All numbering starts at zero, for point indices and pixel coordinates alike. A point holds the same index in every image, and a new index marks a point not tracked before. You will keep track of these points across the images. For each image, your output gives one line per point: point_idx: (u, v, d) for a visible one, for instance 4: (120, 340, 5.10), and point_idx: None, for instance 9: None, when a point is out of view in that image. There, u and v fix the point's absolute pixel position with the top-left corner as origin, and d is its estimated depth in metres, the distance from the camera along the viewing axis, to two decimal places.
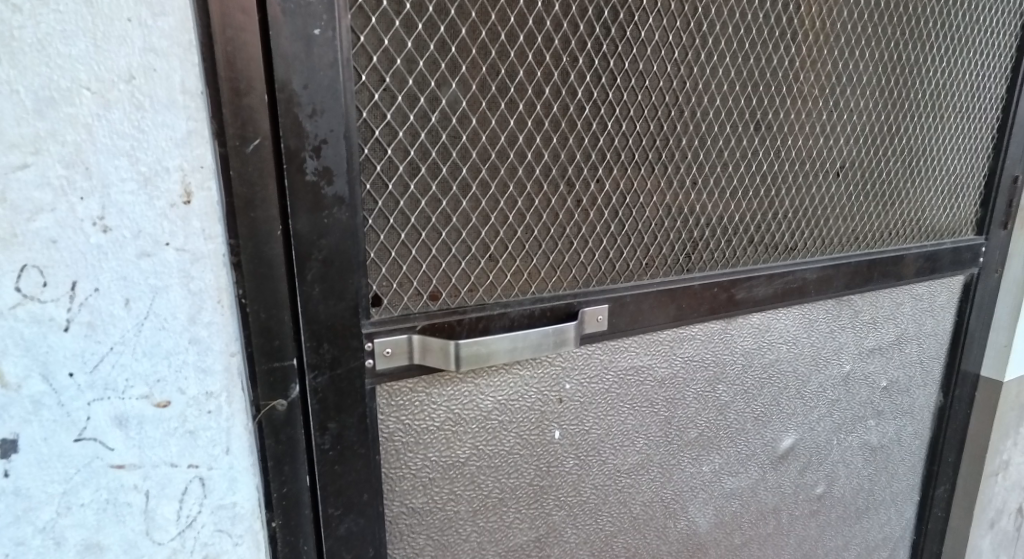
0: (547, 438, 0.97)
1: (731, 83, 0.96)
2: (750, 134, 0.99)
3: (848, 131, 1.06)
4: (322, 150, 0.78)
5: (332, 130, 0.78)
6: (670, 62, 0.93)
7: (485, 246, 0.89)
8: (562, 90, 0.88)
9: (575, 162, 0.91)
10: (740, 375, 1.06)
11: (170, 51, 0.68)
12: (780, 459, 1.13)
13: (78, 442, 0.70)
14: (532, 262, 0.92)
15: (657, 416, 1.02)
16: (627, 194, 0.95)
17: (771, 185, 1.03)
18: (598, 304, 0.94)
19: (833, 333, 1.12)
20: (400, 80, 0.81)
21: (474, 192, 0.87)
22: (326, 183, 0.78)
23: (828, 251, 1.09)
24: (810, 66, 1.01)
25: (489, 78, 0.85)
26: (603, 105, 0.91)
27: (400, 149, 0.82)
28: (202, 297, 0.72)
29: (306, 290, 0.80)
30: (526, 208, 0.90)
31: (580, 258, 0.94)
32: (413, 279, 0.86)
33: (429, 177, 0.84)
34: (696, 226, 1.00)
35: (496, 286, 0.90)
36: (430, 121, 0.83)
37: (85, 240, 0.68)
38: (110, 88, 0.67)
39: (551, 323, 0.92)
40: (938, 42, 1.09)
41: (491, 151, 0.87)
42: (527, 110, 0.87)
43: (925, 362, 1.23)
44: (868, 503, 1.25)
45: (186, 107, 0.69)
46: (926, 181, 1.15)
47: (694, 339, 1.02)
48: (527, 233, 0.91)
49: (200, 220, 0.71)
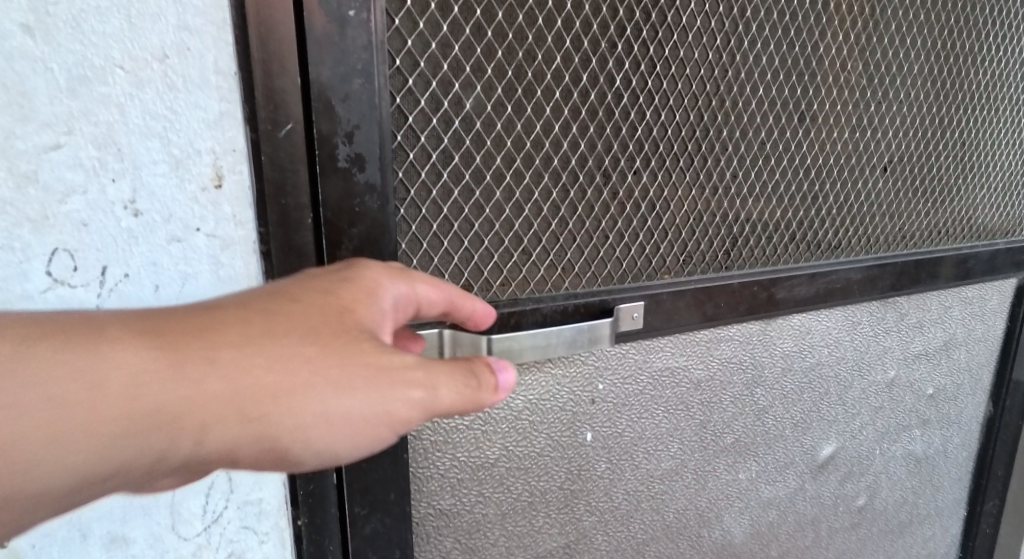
0: (579, 440, 0.94)
1: (775, 72, 0.93)
2: (795, 124, 0.96)
3: (896, 124, 1.02)
4: (355, 136, 0.76)
5: (365, 115, 0.76)
6: (712, 49, 0.90)
7: (519, 240, 0.87)
8: (600, 77, 0.85)
9: (612, 152, 0.89)
10: (779, 379, 1.02)
11: (204, 29, 0.67)
12: (819, 468, 1.08)
13: None
14: (566, 257, 0.90)
15: (692, 420, 0.99)
16: (665, 186, 0.92)
17: (814, 180, 0.99)
18: (633, 300, 0.92)
19: (879, 336, 1.06)
20: (435, 65, 0.79)
21: (508, 182, 0.85)
22: (358, 170, 0.77)
23: (873, 251, 1.05)
24: (859, 54, 0.97)
25: (526, 64, 0.82)
26: (642, 93, 0.88)
27: (433, 136, 0.80)
28: (232, 284, 0.72)
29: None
30: (561, 199, 0.88)
31: (615, 253, 0.92)
32: (445, 271, 0.84)
33: (462, 166, 0.82)
34: (735, 222, 0.97)
35: (528, 280, 0.89)
36: (464, 109, 0.81)
37: (115, 224, 0.67)
38: (143, 67, 0.65)
39: (585, 320, 0.90)
40: (992, 31, 1.05)
41: (526, 140, 0.84)
42: (564, 99, 0.85)
43: (975, 370, 1.16)
44: (913, 518, 1.19)
45: (219, 88, 0.69)
46: (977, 179, 1.10)
47: (732, 340, 0.99)
48: (561, 226, 0.89)
49: (230, 206, 0.71)
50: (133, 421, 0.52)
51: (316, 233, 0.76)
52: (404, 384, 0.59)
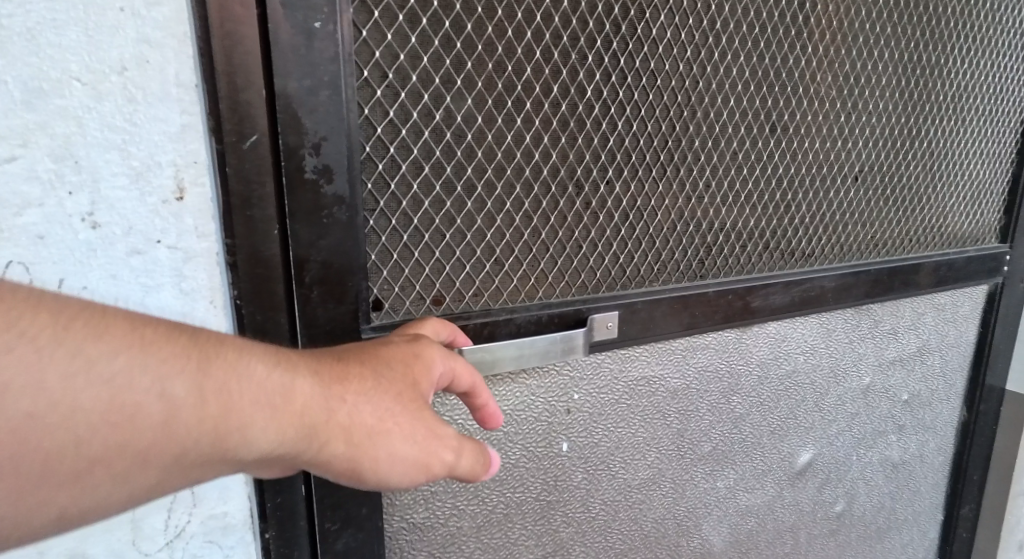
0: (555, 450, 0.93)
1: (745, 84, 0.93)
2: (766, 135, 0.96)
3: (867, 134, 1.02)
4: (321, 149, 0.75)
5: (331, 126, 0.75)
6: (683, 60, 0.90)
7: (491, 250, 0.86)
8: (571, 88, 0.85)
9: (585, 163, 0.88)
10: (756, 387, 1.02)
11: (164, 43, 0.66)
12: (797, 475, 1.06)
13: None
14: (538, 267, 0.89)
15: (669, 428, 0.99)
16: (638, 196, 0.92)
17: (787, 190, 0.99)
18: (608, 311, 0.91)
19: (853, 344, 1.06)
20: (403, 76, 0.78)
21: (480, 193, 0.84)
22: (325, 181, 0.76)
23: (847, 258, 1.04)
24: (828, 66, 0.97)
25: (496, 75, 0.82)
26: (613, 104, 0.88)
27: (403, 147, 0.80)
28: (194, 296, 0.71)
29: (304, 293, 0.77)
30: (533, 210, 0.87)
31: (590, 263, 0.92)
32: (416, 282, 0.84)
33: (432, 177, 0.81)
34: (710, 231, 0.97)
35: (501, 290, 0.88)
36: (434, 120, 0.80)
37: (73, 237, 0.66)
38: (102, 79, 0.64)
39: (560, 330, 0.89)
40: (960, 43, 1.05)
41: (497, 151, 0.84)
42: (534, 109, 0.84)
43: (948, 375, 1.13)
44: (891, 523, 1.15)
45: (181, 101, 0.67)
46: (954, 188, 1.10)
47: (708, 348, 0.99)
48: (535, 236, 0.88)
49: (193, 218, 0.69)
50: (285, 442, 0.55)
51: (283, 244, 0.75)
52: (467, 467, 0.63)
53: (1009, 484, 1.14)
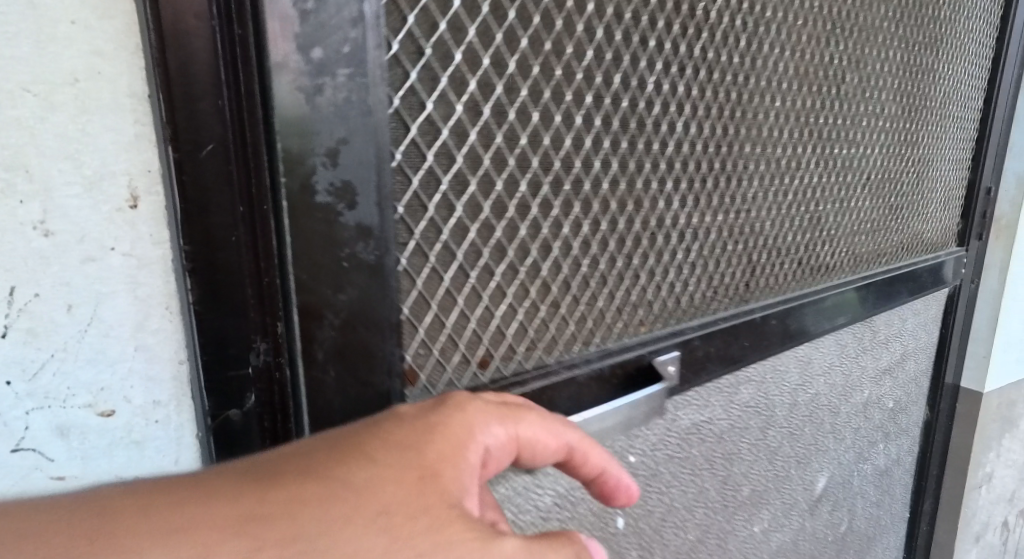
0: (611, 528, 0.76)
1: (788, 81, 0.81)
2: (805, 139, 0.85)
3: (881, 139, 0.94)
4: (338, 156, 0.55)
5: (352, 123, 0.55)
6: (736, 51, 0.76)
7: (546, 288, 0.68)
8: (632, 79, 0.69)
9: (645, 173, 0.72)
10: (786, 417, 0.92)
11: (117, 55, 0.51)
12: (815, 503, 0.98)
13: (16, 453, 0.53)
14: (593, 303, 0.71)
15: (715, 477, 0.85)
16: (696, 213, 0.77)
17: (818, 201, 0.89)
18: (670, 353, 0.75)
19: (857, 357, 1.00)
20: (444, 54, 0.59)
21: (534, 214, 0.66)
22: (344, 207, 0.56)
23: (858, 271, 0.96)
24: (855, 65, 0.88)
25: (554, 59, 0.64)
26: (673, 100, 0.72)
27: (443, 153, 0.60)
28: (151, 306, 0.55)
29: (314, 378, 0.57)
30: (591, 233, 0.70)
31: (646, 296, 0.75)
32: (458, 341, 0.64)
33: (480, 196, 0.63)
34: (756, 248, 0.83)
35: (557, 340, 0.69)
36: (482, 117, 0.62)
37: (23, 248, 0.50)
38: (54, 89, 0.50)
39: (624, 385, 0.72)
40: (946, 46, 1.00)
41: (554, 158, 0.66)
42: (595, 105, 0.67)
43: (919, 378, 1.11)
44: (878, 531, 1.11)
45: (135, 111, 0.52)
46: (939, 192, 1.05)
47: (750, 381, 0.86)
48: (592, 266, 0.70)
49: (149, 228, 0.54)
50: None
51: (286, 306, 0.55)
52: None
53: (967, 477, 1.16)
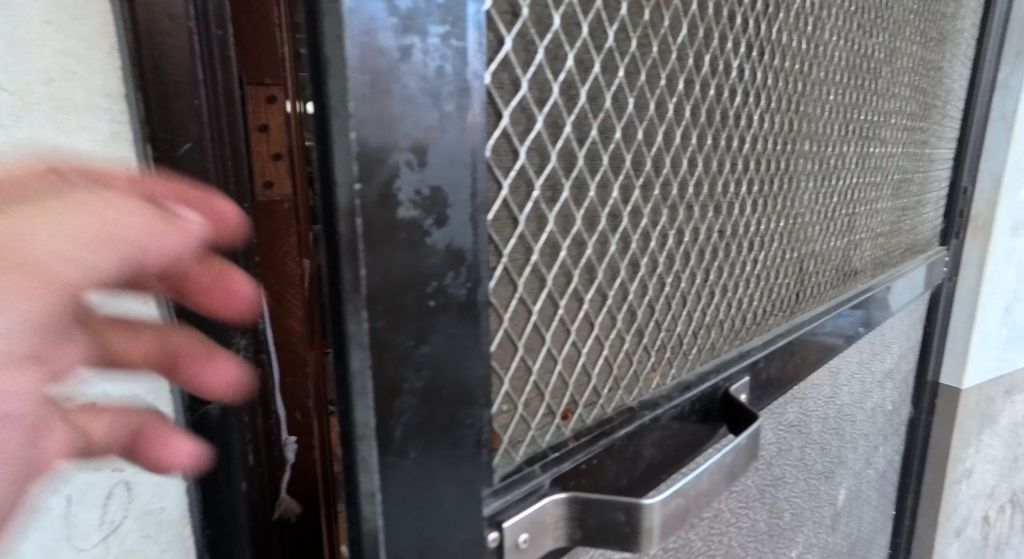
0: None
1: (837, 73, 0.75)
2: (846, 137, 0.79)
3: (901, 136, 0.90)
4: (425, 155, 0.42)
5: (443, 109, 0.42)
6: (803, 37, 0.69)
7: (632, 315, 0.58)
8: (719, 64, 0.60)
9: (726, 172, 0.63)
10: (819, 433, 0.86)
11: None
12: (837, 516, 0.94)
13: None
14: (673, 330, 0.62)
15: (764, 507, 0.78)
16: (764, 218, 0.69)
17: (852, 202, 0.84)
18: (739, 379, 0.67)
19: (869, 361, 0.97)
20: (540, 20, 0.48)
21: (625, 226, 0.56)
22: (432, 223, 0.43)
23: (879, 273, 0.93)
24: (888, 59, 0.84)
25: (651, 36, 0.55)
26: (752, 90, 0.64)
27: (536, 149, 0.49)
28: None
29: (390, 464, 0.43)
30: (675, 247, 0.61)
31: (719, 314, 0.66)
32: (545, 391, 0.52)
33: (573, 205, 0.52)
34: (804, 254, 0.77)
35: (636, 376, 0.59)
36: (580, 105, 0.51)
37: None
38: None
39: (700, 423, 0.64)
40: (954, 41, 0.97)
41: (646, 156, 0.56)
42: (686, 93, 0.58)
43: (908, 377, 1.10)
44: (874, 533, 1.09)
45: None
46: (936, 191, 1.04)
47: (795, 399, 0.80)
48: (674, 284, 0.61)
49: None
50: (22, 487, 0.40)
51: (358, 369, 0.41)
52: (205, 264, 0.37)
53: (949, 473, 1.16)
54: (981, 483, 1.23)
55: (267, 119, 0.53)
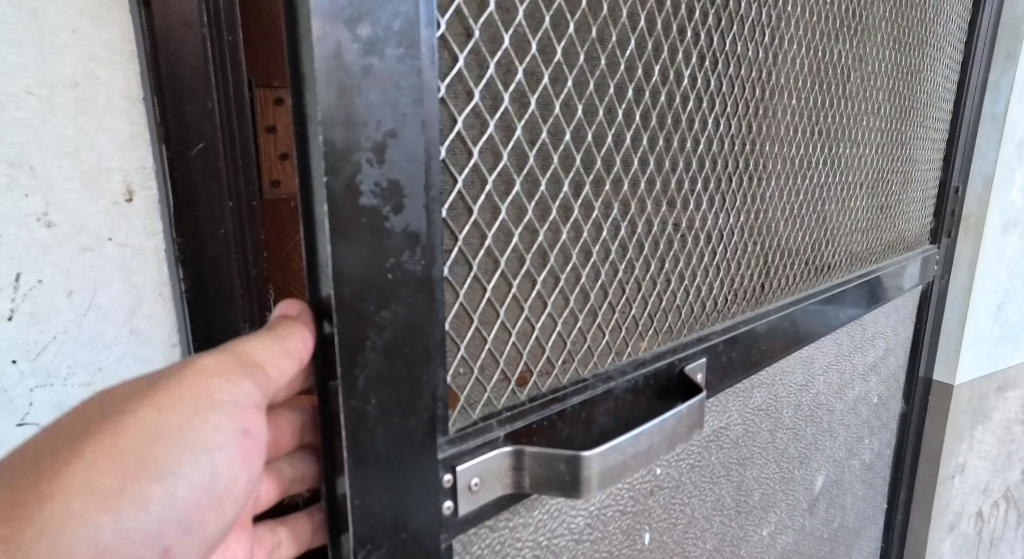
0: (638, 545, 0.72)
1: (802, 79, 0.80)
2: (813, 139, 0.84)
3: (874, 139, 0.94)
4: (386, 153, 0.48)
5: (401, 114, 0.48)
6: (760, 46, 0.74)
7: (586, 297, 0.63)
8: (670, 73, 0.66)
9: (680, 171, 0.69)
10: (791, 419, 0.91)
11: (111, 59, 0.61)
12: (814, 501, 0.98)
13: (20, 428, 0.62)
14: (629, 313, 0.67)
15: (731, 484, 0.82)
16: (722, 212, 0.74)
17: (822, 200, 0.88)
18: (697, 360, 0.73)
19: (849, 354, 1.01)
20: (493, 37, 0.53)
21: (576, 217, 0.61)
22: (391, 210, 0.49)
23: (855, 269, 0.97)
24: (856, 66, 0.88)
25: (600, 49, 0.60)
26: (705, 96, 0.70)
27: (488, 149, 0.54)
28: (142, 292, 0.66)
29: (355, 408, 0.49)
30: (629, 237, 0.66)
31: (677, 300, 0.72)
32: (500, 357, 0.57)
33: (525, 198, 0.57)
34: (769, 248, 0.82)
35: (592, 351, 0.65)
36: (529, 110, 0.56)
37: (27, 237, 0.60)
38: (55, 93, 0.59)
39: (655, 397, 0.69)
40: (929, 48, 1.01)
41: (597, 155, 0.62)
42: (636, 100, 0.64)
43: (897, 373, 1.14)
44: (862, 523, 1.12)
45: (129, 112, 0.63)
46: (920, 190, 1.08)
47: (763, 385, 0.84)
48: (628, 271, 0.67)
49: (141, 221, 0.64)
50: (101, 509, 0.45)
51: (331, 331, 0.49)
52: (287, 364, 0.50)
53: (941, 467, 1.19)
54: (974, 479, 1.25)
55: (274, 120, 0.63)
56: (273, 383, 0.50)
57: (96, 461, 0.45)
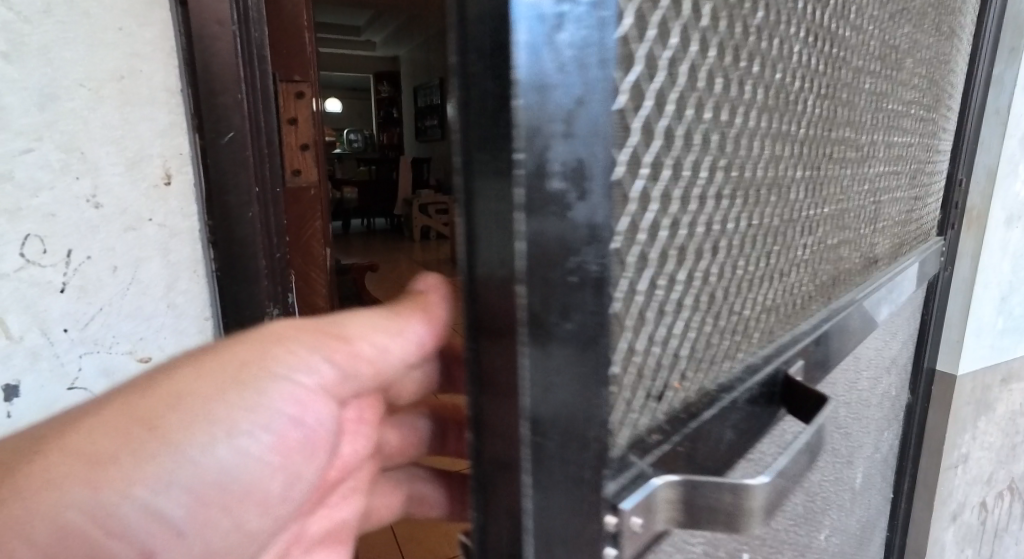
0: None
1: (870, 62, 0.77)
2: (875, 126, 0.81)
3: (916, 127, 0.92)
4: (574, 125, 0.40)
5: (587, 84, 0.40)
6: (846, 25, 0.70)
7: (711, 295, 0.56)
8: (786, 49, 0.60)
9: (785, 156, 0.63)
10: (843, 417, 0.87)
11: (153, 55, 0.82)
12: (852, 499, 0.96)
13: (71, 390, 0.81)
14: (740, 313, 0.60)
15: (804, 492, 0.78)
16: (812, 201, 0.70)
17: (876, 190, 0.86)
18: (795, 362, 0.67)
19: (881, 348, 0.99)
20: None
21: (710, 205, 0.54)
22: (575, 198, 0.41)
23: (895, 259, 0.94)
24: (909, 50, 0.86)
25: (735, 17, 0.53)
26: (808, 75, 0.64)
27: (650, 126, 0.45)
28: (178, 268, 0.87)
29: None
30: (746, 228, 0.59)
31: (775, 298, 0.66)
32: (644, 367, 0.49)
33: (672, 182, 0.49)
34: (838, 240, 0.78)
35: (715, 355, 0.57)
36: (680, 80, 0.48)
37: (79, 218, 0.78)
38: (102, 85, 0.79)
39: (763, 405, 0.63)
40: (955, 37, 1.01)
41: (728, 136, 0.54)
42: (760, 76, 0.57)
43: (908, 365, 1.13)
44: (877, 518, 1.12)
45: (166, 103, 0.84)
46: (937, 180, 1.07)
47: (829, 383, 0.80)
48: (744, 266, 0.60)
49: (177, 200, 0.86)
50: (110, 462, 0.52)
51: (506, 346, 0.42)
52: (367, 351, 0.58)
53: (943, 458, 1.20)
54: (973, 470, 1.27)
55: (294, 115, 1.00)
56: (350, 361, 0.58)
57: (115, 418, 0.52)
